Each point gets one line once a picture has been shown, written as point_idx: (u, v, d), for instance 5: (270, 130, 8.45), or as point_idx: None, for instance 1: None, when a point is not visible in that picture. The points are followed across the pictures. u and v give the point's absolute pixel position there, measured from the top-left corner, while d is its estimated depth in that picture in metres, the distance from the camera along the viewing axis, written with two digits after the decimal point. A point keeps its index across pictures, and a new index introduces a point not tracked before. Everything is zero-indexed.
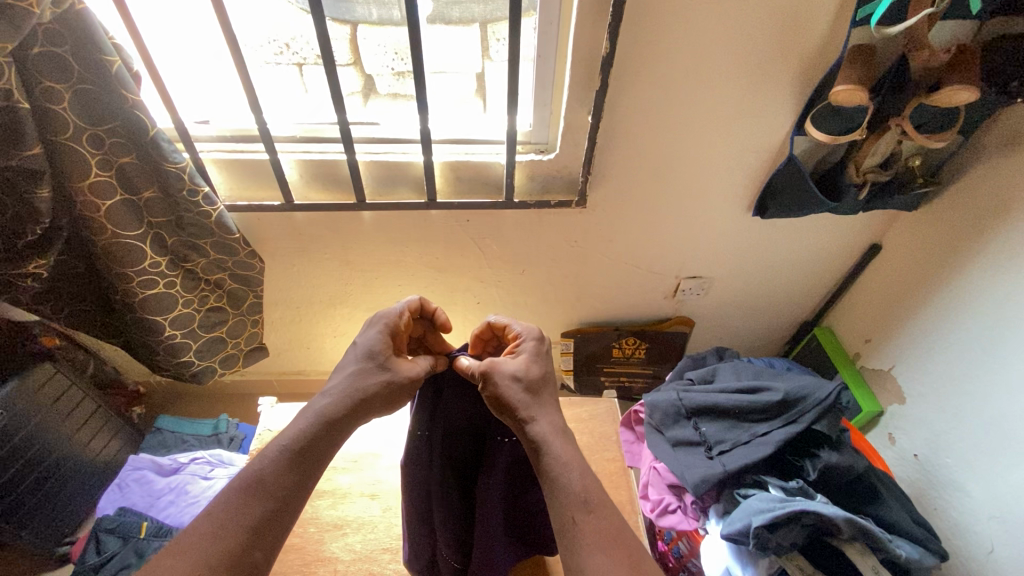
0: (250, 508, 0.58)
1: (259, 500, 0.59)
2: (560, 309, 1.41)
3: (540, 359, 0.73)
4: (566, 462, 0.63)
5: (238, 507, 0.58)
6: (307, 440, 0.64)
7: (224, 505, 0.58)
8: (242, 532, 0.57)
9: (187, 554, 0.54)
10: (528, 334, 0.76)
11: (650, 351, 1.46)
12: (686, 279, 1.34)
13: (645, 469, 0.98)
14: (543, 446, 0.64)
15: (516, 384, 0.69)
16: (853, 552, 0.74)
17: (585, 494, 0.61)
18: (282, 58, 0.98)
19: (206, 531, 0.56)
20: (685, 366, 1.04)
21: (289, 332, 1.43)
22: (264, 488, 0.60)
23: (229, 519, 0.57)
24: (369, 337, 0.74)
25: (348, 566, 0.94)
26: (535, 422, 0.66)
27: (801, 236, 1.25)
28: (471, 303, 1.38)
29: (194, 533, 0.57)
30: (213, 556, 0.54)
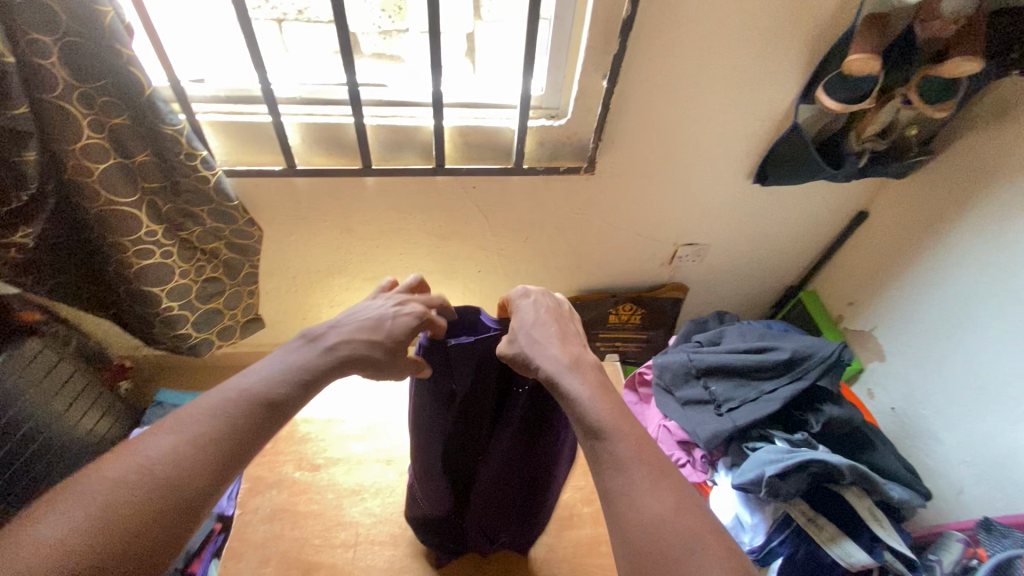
0: (248, 414, 0.58)
1: (256, 406, 0.59)
2: (560, 276, 1.42)
3: (535, 313, 0.72)
4: (590, 397, 0.62)
5: (244, 408, 0.58)
6: (314, 373, 0.64)
7: (231, 401, 0.59)
8: (233, 434, 0.57)
9: (182, 438, 0.55)
10: (525, 291, 0.75)
11: (644, 317, 1.51)
12: (684, 246, 1.37)
13: (654, 427, 1.00)
14: (558, 380, 0.64)
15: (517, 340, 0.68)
16: (852, 495, 0.82)
17: (601, 424, 0.60)
18: (260, 13, 0.91)
19: (202, 425, 0.56)
20: (689, 329, 1.08)
21: (285, 302, 1.40)
22: (266, 399, 0.60)
23: (236, 420, 0.57)
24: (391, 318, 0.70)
25: (370, 529, 0.96)
26: (542, 361, 0.66)
27: (794, 204, 1.29)
28: (472, 272, 1.38)
29: (193, 425, 0.56)
30: (199, 458, 0.54)
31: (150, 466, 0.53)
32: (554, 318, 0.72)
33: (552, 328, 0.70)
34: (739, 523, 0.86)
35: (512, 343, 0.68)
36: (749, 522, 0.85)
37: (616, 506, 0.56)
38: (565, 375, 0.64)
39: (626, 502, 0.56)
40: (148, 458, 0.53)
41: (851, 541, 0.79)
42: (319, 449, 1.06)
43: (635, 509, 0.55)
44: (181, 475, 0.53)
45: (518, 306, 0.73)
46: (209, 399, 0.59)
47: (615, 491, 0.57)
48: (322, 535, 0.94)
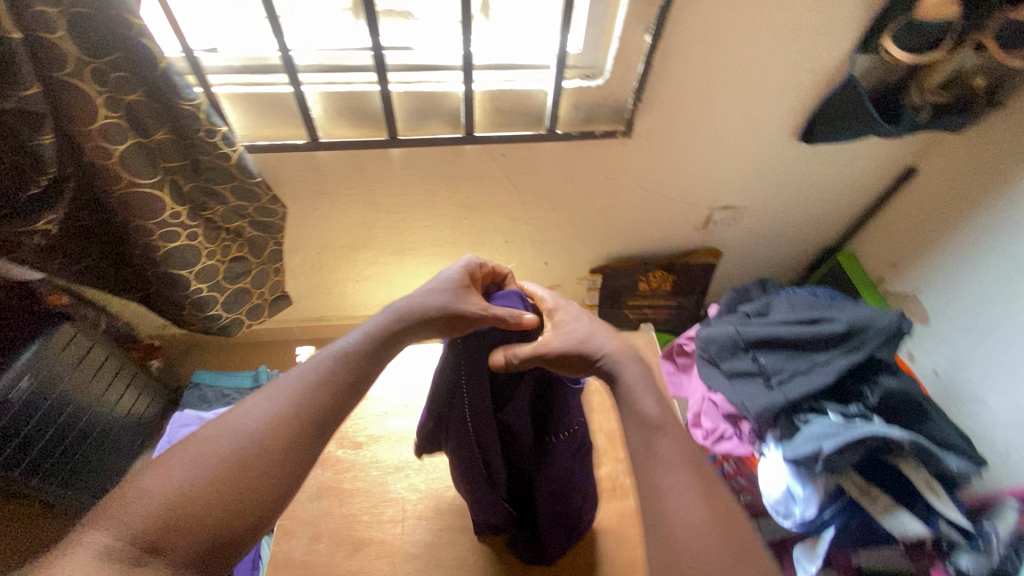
0: (338, 373, 0.62)
1: (344, 365, 0.63)
2: (591, 245, 1.38)
3: (580, 311, 0.73)
4: (644, 389, 0.62)
5: (334, 369, 0.62)
6: (384, 330, 0.67)
7: (321, 361, 0.63)
8: (324, 393, 0.60)
9: (267, 398, 0.58)
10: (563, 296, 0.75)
11: (676, 283, 1.48)
12: (719, 210, 1.32)
13: (698, 398, 1.00)
14: (620, 371, 0.64)
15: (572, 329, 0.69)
16: (907, 467, 0.80)
17: (660, 418, 0.58)
18: None
19: (295, 385, 0.60)
20: (730, 299, 1.05)
21: (310, 279, 1.38)
22: (355, 361, 0.64)
23: (319, 381, 0.60)
24: (443, 295, 0.71)
25: (416, 505, 0.97)
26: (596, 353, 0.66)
27: (839, 161, 1.22)
28: (500, 243, 1.34)
29: (283, 386, 0.60)
30: (295, 414, 0.58)
31: (242, 424, 0.56)
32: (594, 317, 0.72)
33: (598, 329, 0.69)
34: (791, 495, 0.84)
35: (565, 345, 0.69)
36: (801, 495, 0.83)
37: (662, 505, 0.52)
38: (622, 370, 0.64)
39: (667, 499, 0.52)
40: (241, 418, 0.56)
41: (905, 512, 0.79)
42: (359, 427, 1.06)
43: (679, 508, 0.51)
44: (272, 429, 0.56)
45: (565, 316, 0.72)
46: (298, 366, 0.62)
47: (665, 487, 0.53)
48: (369, 511, 0.96)
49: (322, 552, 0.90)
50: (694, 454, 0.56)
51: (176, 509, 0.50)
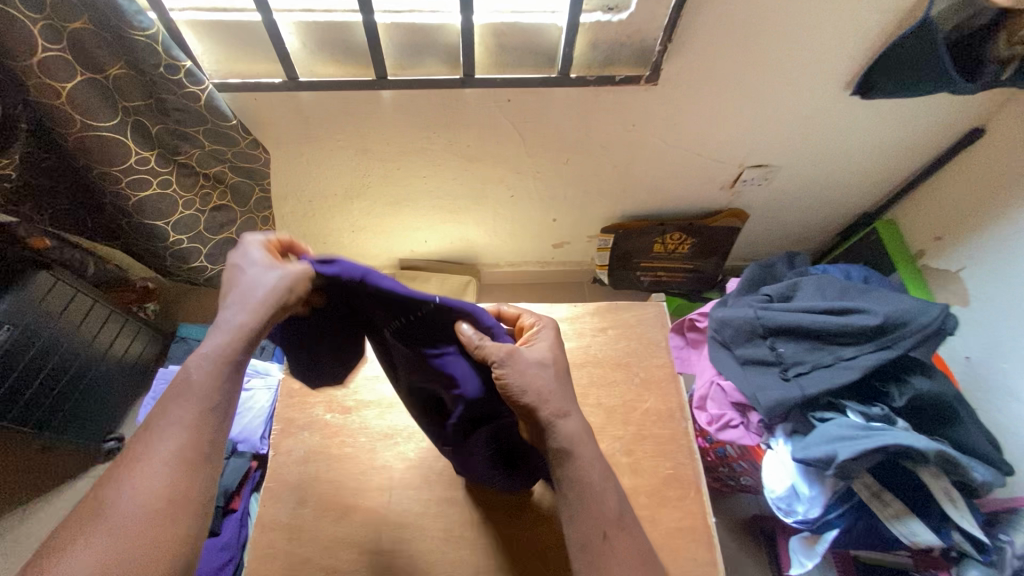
0: (213, 359, 0.56)
1: (215, 354, 0.56)
2: (604, 201, 1.27)
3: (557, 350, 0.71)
4: (600, 475, 0.63)
5: (206, 363, 0.55)
6: (238, 335, 0.56)
7: (194, 367, 0.55)
8: (205, 380, 0.55)
9: (162, 444, 0.52)
10: (548, 330, 0.74)
11: (694, 246, 1.38)
12: (750, 167, 1.18)
13: (706, 380, 0.94)
14: (574, 448, 0.62)
15: (539, 365, 0.65)
16: (928, 475, 0.73)
17: (620, 516, 0.62)
18: None
19: (185, 421, 0.53)
20: (753, 275, 0.95)
21: (303, 227, 1.30)
22: (229, 344, 0.56)
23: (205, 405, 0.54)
24: (272, 278, 0.58)
25: (404, 473, 0.95)
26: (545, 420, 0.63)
27: (895, 118, 1.06)
28: (504, 196, 1.23)
29: (173, 428, 0.53)
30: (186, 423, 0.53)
31: (141, 482, 0.51)
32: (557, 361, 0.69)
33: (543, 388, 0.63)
34: (795, 493, 0.79)
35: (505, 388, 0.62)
36: (806, 494, 0.78)
37: None
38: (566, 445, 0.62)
39: None
40: (140, 476, 0.51)
41: (917, 520, 0.74)
42: (349, 390, 1.03)
43: None
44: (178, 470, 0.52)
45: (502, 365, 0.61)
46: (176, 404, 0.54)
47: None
48: (357, 477, 0.94)
49: (307, 517, 0.90)
50: (643, 550, 0.61)
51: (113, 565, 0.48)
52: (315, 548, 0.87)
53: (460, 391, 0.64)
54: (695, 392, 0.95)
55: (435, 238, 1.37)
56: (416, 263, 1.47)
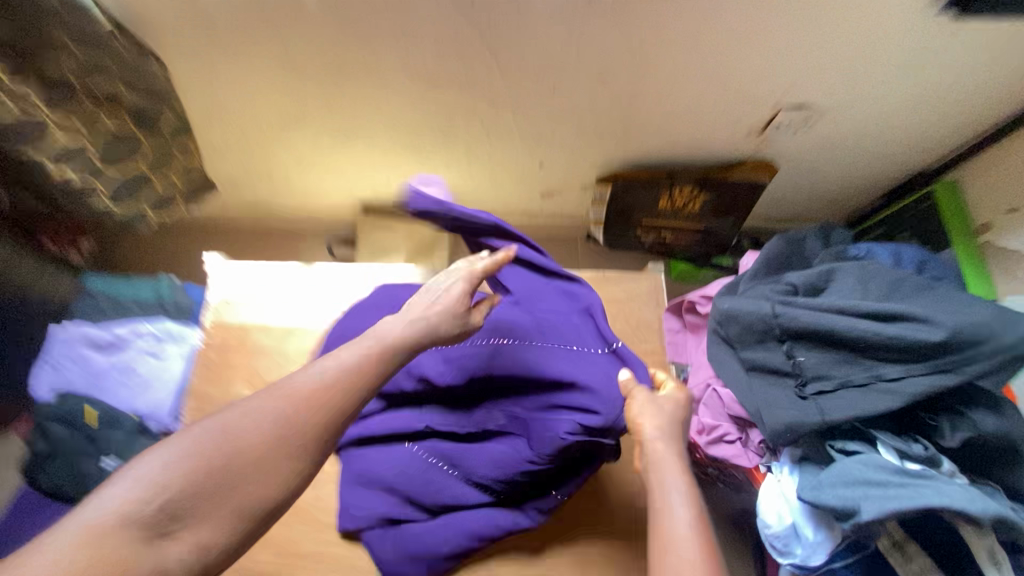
0: (326, 412, 0.53)
1: (352, 374, 0.56)
2: (602, 144, 1.03)
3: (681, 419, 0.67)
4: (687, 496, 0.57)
5: (340, 379, 0.55)
6: (360, 368, 0.56)
7: (305, 386, 0.53)
8: (318, 418, 0.52)
9: (277, 401, 0.52)
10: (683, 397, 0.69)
11: (706, 203, 1.16)
12: (786, 108, 0.93)
13: (699, 383, 0.77)
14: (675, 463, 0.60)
15: (661, 411, 0.65)
16: (973, 535, 0.57)
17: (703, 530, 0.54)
18: None
19: (305, 394, 0.53)
20: (778, 252, 0.75)
21: (240, 161, 1.08)
22: (334, 399, 0.53)
23: (318, 398, 0.53)
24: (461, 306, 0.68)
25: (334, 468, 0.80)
26: (650, 439, 0.63)
27: (988, 48, 0.80)
28: (478, 134, 1.00)
29: (292, 391, 0.52)
30: (283, 434, 0.51)
31: (244, 431, 0.49)
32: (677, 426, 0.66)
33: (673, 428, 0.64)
34: (794, 533, 0.64)
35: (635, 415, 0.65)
36: (809, 538, 0.63)
37: None
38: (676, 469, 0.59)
39: None
40: (256, 420, 0.50)
41: None
42: (278, 365, 0.85)
43: None
44: (279, 444, 0.50)
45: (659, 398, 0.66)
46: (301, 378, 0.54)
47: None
48: None
49: None
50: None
51: (120, 562, 0.41)
52: None
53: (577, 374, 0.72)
54: (685, 391, 0.78)
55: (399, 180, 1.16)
56: (381, 208, 1.26)
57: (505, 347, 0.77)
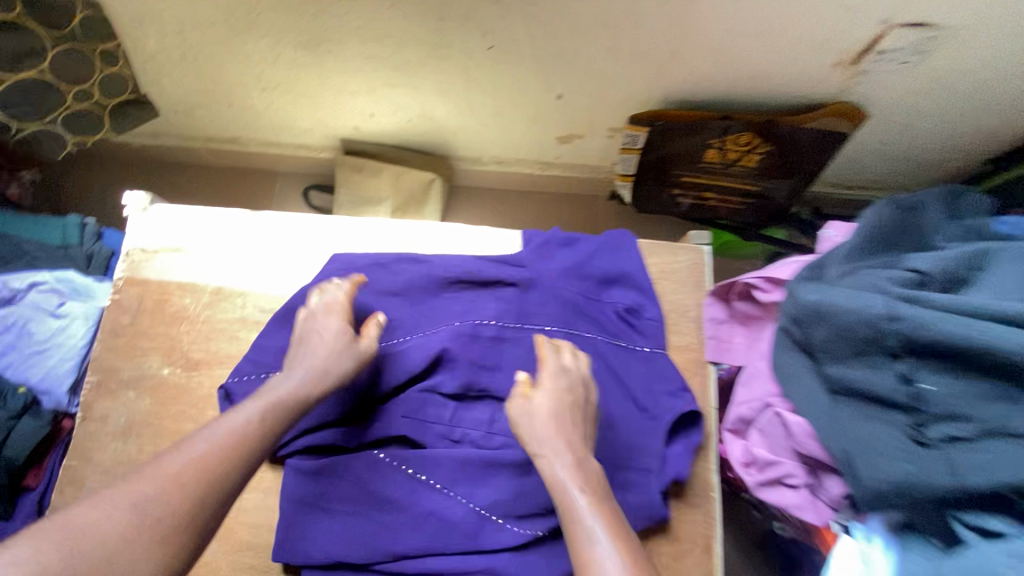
0: (225, 469, 0.46)
1: (255, 424, 0.49)
2: (640, 70, 0.78)
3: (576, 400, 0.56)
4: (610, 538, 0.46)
5: (243, 431, 0.49)
6: (262, 424, 0.50)
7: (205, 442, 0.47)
8: (217, 474, 0.45)
9: (161, 477, 0.43)
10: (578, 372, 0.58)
11: (766, 157, 0.90)
12: (900, 25, 0.67)
13: (754, 400, 0.58)
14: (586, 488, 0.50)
15: (569, 419, 0.54)
16: None
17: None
18: None
19: (197, 462, 0.45)
20: (886, 222, 0.54)
21: (184, 79, 0.87)
22: (235, 458, 0.47)
23: (214, 461, 0.45)
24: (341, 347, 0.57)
25: (265, 472, 0.62)
26: (546, 453, 0.52)
27: None
28: (479, 48, 0.76)
29: (178, 462, 0.44)
30: (175, 508, 0.42)
31: (110, 515, 0.41)
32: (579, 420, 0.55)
33: (569, 424, 0.54)
34: None
35: (520, 430, 0.54)
36: None
37: None
38: (581, 490, 0.50)
39: None
40: (128, 502, 0.41)
41: None
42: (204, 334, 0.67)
43: None
44: (150, 523, 0.41)
45: (543, 385, 0.56)
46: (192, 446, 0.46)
47: None
48: None
49: None
50: None
51: None
52: None
53: (644, 398, 0.63)
54: (733, 408, 0.60)
55: (383, 110, 0.94)
56: (364, 147, 1.04)
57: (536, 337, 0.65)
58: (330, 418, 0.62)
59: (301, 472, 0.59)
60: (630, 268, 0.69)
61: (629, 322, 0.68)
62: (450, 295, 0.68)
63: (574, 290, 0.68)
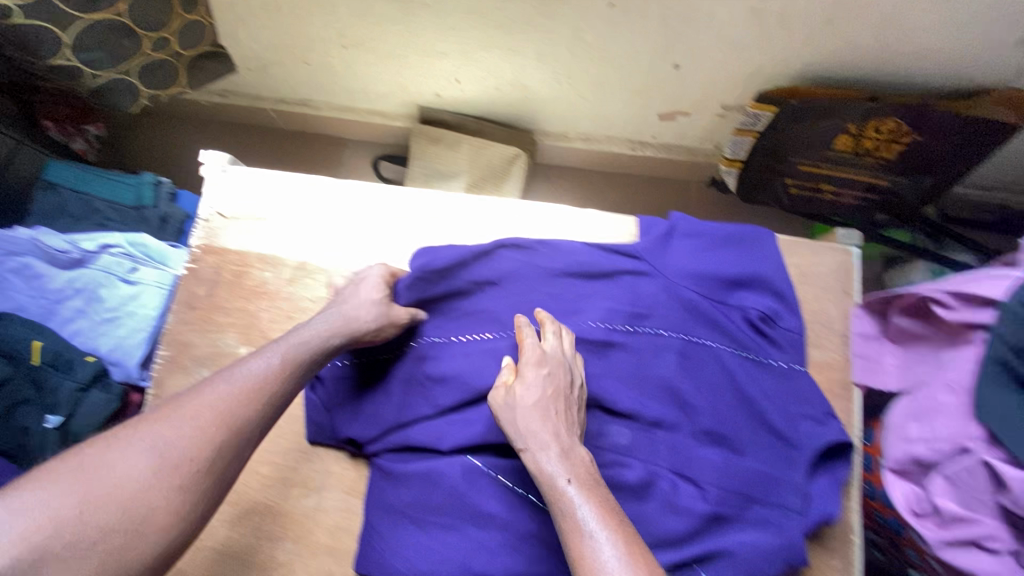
0: (245, 416, 0.42)
1: (275, 372, 0.45)
2: (780, 40, 0.68)
3: (562, 394, 0.50)
4: (614, 553, 0.41)
5: (261, 377, 0.44)
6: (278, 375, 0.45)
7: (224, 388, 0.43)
8: (236, 421, 0.42)
9: (176, 422, 0.40)
10: (562, 356, 0.52)
11: (910, 149, 0.77)
12: None
13: (935, 442, 0.50)
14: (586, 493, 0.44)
15: (562, 415, 0.48)
16: None
17: None
18: None
19: (214, 406, 0.41)
20: None
21: (263, 30, 0.80)
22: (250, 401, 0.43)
23: (229, 406, 0.42)
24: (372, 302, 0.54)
25: (346, 469, 0.56)
26: (531, 447, 0.47)
27: None
28: (598, 6, 0.67)
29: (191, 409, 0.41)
30: (194, 455, 0.39)
31: (125, 459, 0.38)
32: (565, 412, 0.49)
33: (556, 411, 0.48)
34: None
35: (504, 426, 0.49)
36: None
37: None
38: (571, 485, 0.44)
39: None
40: (141, 451, 0.39)
41: None
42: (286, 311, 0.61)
43: None
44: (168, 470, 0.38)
45: (527, 369, 0.50)
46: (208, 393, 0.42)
47: None
48: (274, 462, 0.56)
49: None
50: None
51: None
52: (194, 567, 0.53)
53: (782, 426, 0.56)
54: (903, 446, 0.52)
55: (470, 76, 0.85)
56: (444, 117, 0.96)
57: (650, 337, 0.57)
58: (410, 419, 0.54)
59: (390, 477, 0.54)
60: (768, 271, 0.60)
61: (762, 332, 0.59)
62: (558, 288, 0.60)
63: (699, 291, 0.59)
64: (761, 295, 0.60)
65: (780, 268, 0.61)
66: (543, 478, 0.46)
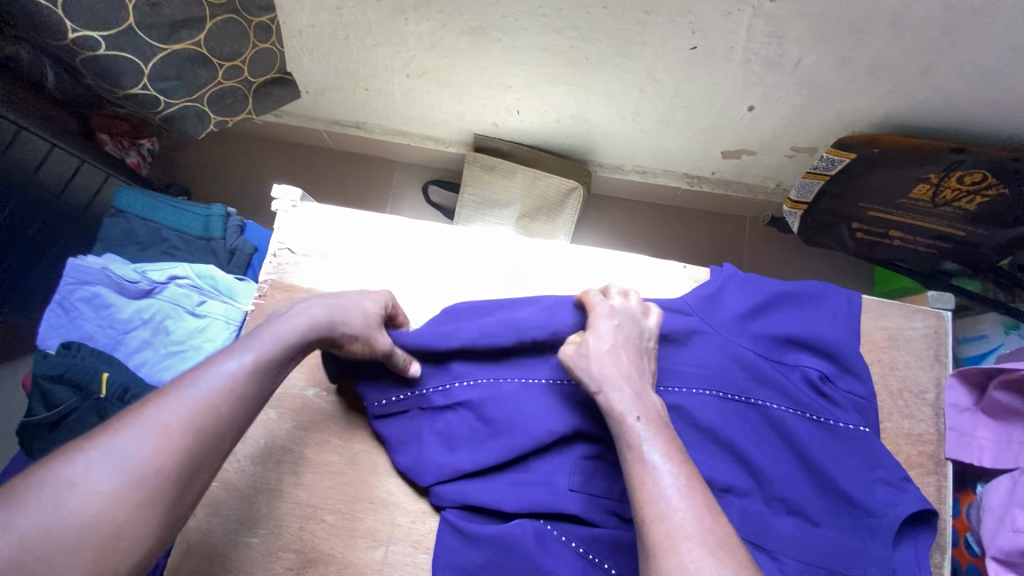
0: (216, 420, 0.38)
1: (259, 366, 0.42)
2: (865, 91, 0.66)
3: (631, 343, 0.50)
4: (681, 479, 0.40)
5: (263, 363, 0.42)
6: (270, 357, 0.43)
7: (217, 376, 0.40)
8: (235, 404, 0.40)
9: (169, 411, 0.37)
10: (634, 312, 0.53)
11: (993, 202, 0.72)
12: None
13: None
14: (651, 425, 0.44)
15: (631, 359, 0.49)
16: None
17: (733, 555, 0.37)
18: None
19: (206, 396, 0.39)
20: None
21: (329, 58, 0.79)
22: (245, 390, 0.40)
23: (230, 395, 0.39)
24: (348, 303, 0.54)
25: (413, 523, 0.55)
26: (605, 389, 0.47)
27: None
28: (676, 50, 0.65)
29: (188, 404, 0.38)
30: (162, 463, 0.35)
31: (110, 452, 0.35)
32: (636, 358, 0.50)
33: (627, 358, 0.49)
34: None
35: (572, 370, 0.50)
36: None
37: None
38: (640, 422, 0.44)
39: None
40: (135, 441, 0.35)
41: None
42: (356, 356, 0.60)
43: None
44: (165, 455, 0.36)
45: (598, 321, 0.51)
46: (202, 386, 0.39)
47: None
48: (340, 511, 0.55)
49: (251, 560, 0.53)
50: None
51: None
52: None
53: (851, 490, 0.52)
54: (1010, 536, 0.49)
55: (533, 108, 0.84)
56: (498, 146, 0.95)
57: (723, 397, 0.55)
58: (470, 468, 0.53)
59: (462, 535, 0.51)
60: (827, 330, 0.57)
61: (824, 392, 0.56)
62: None
63: (758, 350, 0.57)
64: (824, 355, 0.57)
65: (840, 325, 0.58)
66: (610, 407, 0.46)
